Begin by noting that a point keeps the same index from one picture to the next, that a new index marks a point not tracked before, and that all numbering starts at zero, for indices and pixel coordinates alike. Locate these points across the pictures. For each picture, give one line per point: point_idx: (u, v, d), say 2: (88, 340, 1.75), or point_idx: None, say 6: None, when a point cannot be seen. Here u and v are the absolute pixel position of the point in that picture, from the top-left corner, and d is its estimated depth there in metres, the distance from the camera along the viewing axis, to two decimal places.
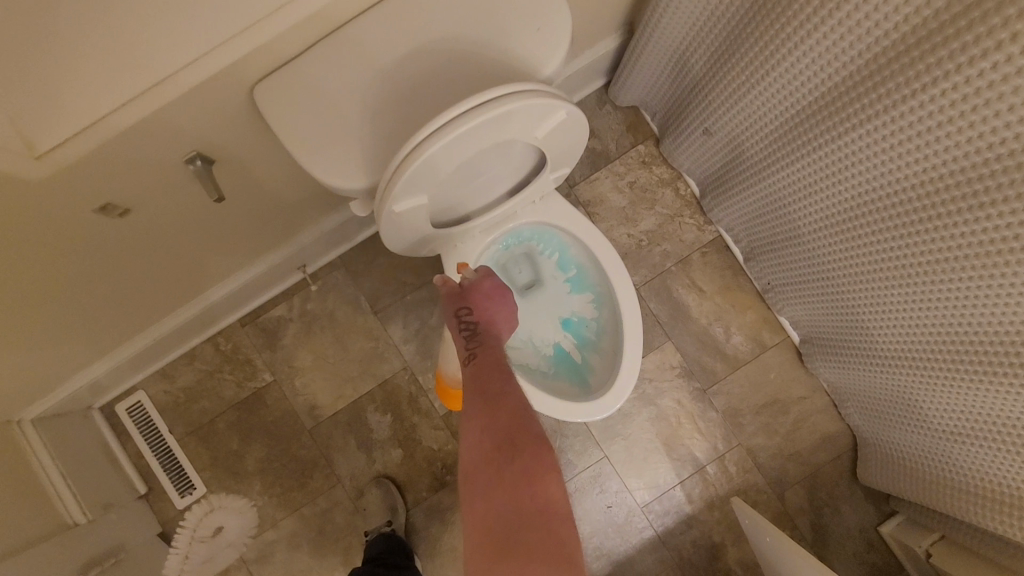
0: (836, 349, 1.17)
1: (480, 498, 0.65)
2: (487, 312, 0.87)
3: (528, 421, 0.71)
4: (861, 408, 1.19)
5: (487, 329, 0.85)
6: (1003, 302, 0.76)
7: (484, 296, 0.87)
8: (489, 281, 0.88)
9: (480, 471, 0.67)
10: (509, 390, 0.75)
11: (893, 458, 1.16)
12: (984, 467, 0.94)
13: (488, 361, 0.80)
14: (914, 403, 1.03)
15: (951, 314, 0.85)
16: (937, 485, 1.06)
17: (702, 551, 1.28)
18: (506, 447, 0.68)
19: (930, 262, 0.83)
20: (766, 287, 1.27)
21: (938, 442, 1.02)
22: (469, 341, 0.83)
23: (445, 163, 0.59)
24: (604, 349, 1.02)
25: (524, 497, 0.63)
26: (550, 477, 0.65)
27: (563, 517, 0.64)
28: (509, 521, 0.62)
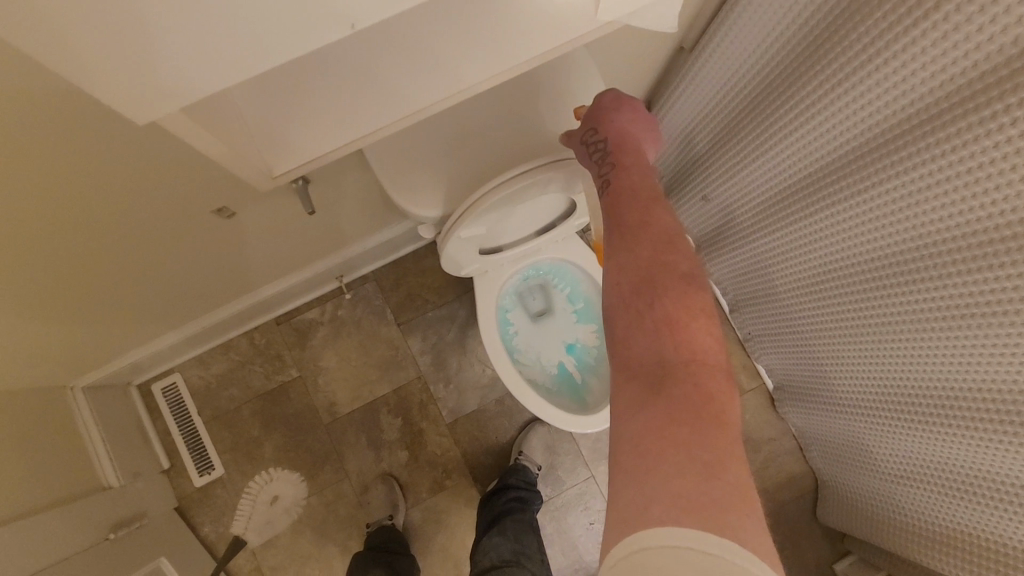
0: (805, 397, 1.32)
1: (621, 339, 0.62)
2: (613, 124, 0.75)
3: (678, 261, 0.66)
4: (824, 452, 1.34)
5: (621, 145, 0.73)
6: (933, 363, 0.92)
7: (609, 111, 0.74)
8: (608, 90, 0.76)
9: (625, 327, 0.62)
10: (650, 222, 0.68)
11: (849, 498, 1.30)
12: (922, 509, 1.08)
13: (625, 185, 0.71)
14: (867, 448, 1.17)
15: (896, 371, 1.01)
16: (884, 524, 1.19)
17: None
18: (645, 289, 0.63)
19: (879, 324, 0.99)
20: (748, 336, 1.44)
21: (886, 484, 1.16)
22: (602, 161, 0.73)
23: (503, 205, 0.79)
24: (601, 372, 1.19)
25: (667, 346, 0.58)
26: (700, 323, 0.61)
27: (713, 370, 0.58)
28: (652, 364, 0.58)
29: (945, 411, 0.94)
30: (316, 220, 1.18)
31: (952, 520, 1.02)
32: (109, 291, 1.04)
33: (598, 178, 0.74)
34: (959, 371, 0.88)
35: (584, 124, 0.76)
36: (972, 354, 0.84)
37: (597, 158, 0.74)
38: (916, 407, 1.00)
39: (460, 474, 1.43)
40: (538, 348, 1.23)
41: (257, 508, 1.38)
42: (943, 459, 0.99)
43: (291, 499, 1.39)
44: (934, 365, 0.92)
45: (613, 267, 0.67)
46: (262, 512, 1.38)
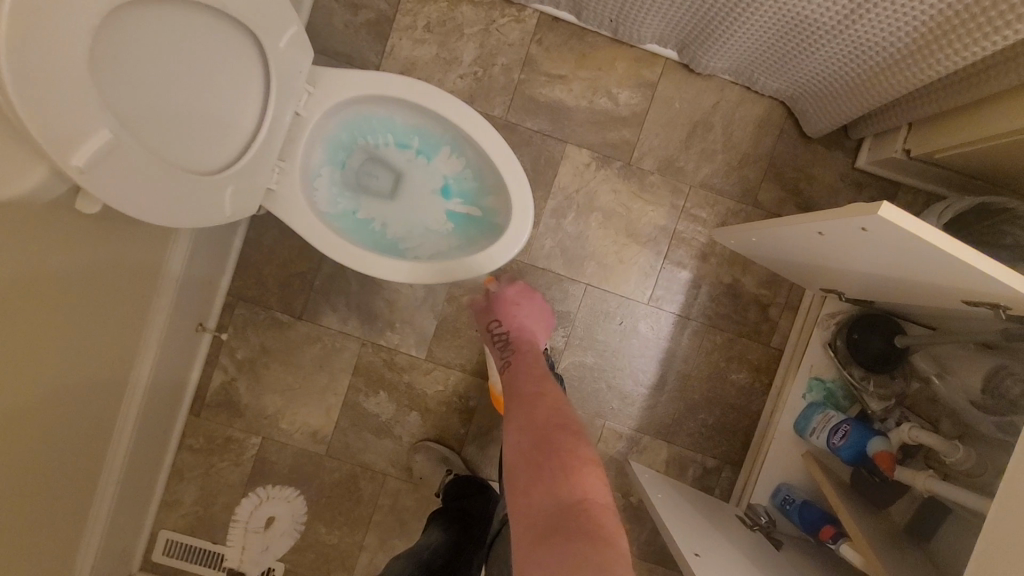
0: (710, 28, 1.05)
1: (519, 492, 0.64)
2: (515, 318, 1.05)
3: (575, 442, 0.69)
4: (767, 66, 1.09)
5: (520, 335, 1.02)
6: None
7: (513, 304, 1.06)
8: (513, 287, 1.08)
9: (522, 480, 0.65)
10: (542, 399, 0.80)
11: (823, 88, 1.07)
12: (897, 18, 0.85)
13: (521, 364, 0.95)
14: (800, 15, 0.92)
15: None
16: (869, 78, 0.98)
17: (722, 298, 1.23)
18: (541, 447, 0.69)
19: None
20: (613, 26, 1.13)
21: (843, 33, 0.93)
22: (503, 350, 1.01)
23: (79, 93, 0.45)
24: (489, 187, 0.94)
25: (561, 488, 0.61)
26: (590, 471, 0.64)
27: (603, 509, 0.60)
28: (548, 507, 0.60)
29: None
30: (108, 302, 0.88)
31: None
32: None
33: (500, 358, 1.01)
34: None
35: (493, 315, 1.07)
36: None
37: (501, 346, 1.02)
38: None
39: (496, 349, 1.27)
40: (418, 216, 0.98)
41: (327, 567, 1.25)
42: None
43: (287, 524, 1.24)
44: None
45: (516, 431, 0.74)
46: (257, 538, 1.23)
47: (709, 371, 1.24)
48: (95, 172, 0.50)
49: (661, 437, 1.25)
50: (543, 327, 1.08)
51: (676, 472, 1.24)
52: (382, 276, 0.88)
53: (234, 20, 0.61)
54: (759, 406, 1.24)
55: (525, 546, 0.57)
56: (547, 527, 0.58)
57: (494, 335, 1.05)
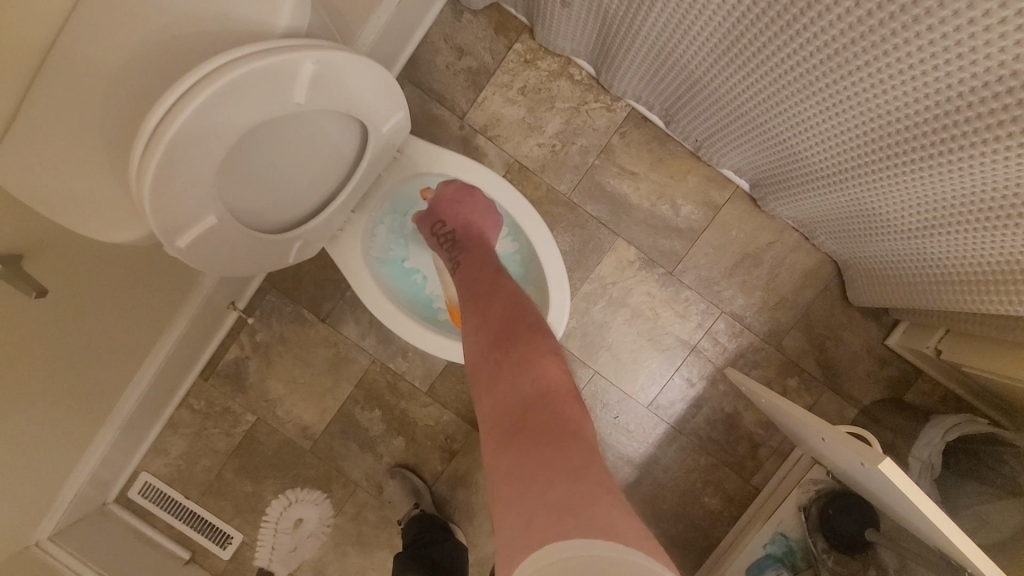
0: (785, 183, 1.07)
1: (487, 390, 0.66)
2: (460, 216, 0.88)
3: (533, 331, 0.71)
4: (828, 231, 1.11)
5: (466, 235, 0.88)
6: (937, 71, 0.66)
7: (454, 203, 0.88)
8: (452, 186, 0.89)
9: (487, 380, 0.67)
10: (496, 289, 0.78)
11: (876, 271, 1.09)
12: (959, 250, 0.87)
13: (476, 259, 0.85)
14: (872, 209, 0.95)
15: (884, 102, 0.75)
16: (920, 282, 1.00)
17: (718, 424, 1.26)
18: (500, 343, 0.70)
19: (845, 49, 0.71)
20: (697, 145, 1.15)
21: (908, 240, 0.94)
22: (454, 252, 0.88)
23: (199, 188, 0.52)
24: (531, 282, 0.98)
25: (522, 383, 0.63)
26: (542, 358, 0.66)
27: (568, 396, 0.62)
28: (514, 404, 0.61)
29: (965, 124, 0.69)
30: None
31: (995, 250, 0.82)
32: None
33: (453, 265, 0.88)
34: (978, 55, 0.61)
35: (433, 218, 0.90)
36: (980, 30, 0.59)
37: (450, 249, 0.89)
38: (922, 137, 0.75)
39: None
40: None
41: (279, 552, 1.31)
42: (970, 187, 0.77)
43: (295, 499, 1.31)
44: (940, 65, 0.65)
45: (472, 331, 0.75)
46: (288, 538, 1.31)
47: (685, 487, 1.28)
48: (194, 244, 0.57)
49: None
50: (495, 226, 0.92)
51: None
52: (419, 344, 0.94)
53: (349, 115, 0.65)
54: (721, 533, 1.27)
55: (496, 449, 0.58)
56: (511, 423, 0.59)
57: (440, 238, 0.90)
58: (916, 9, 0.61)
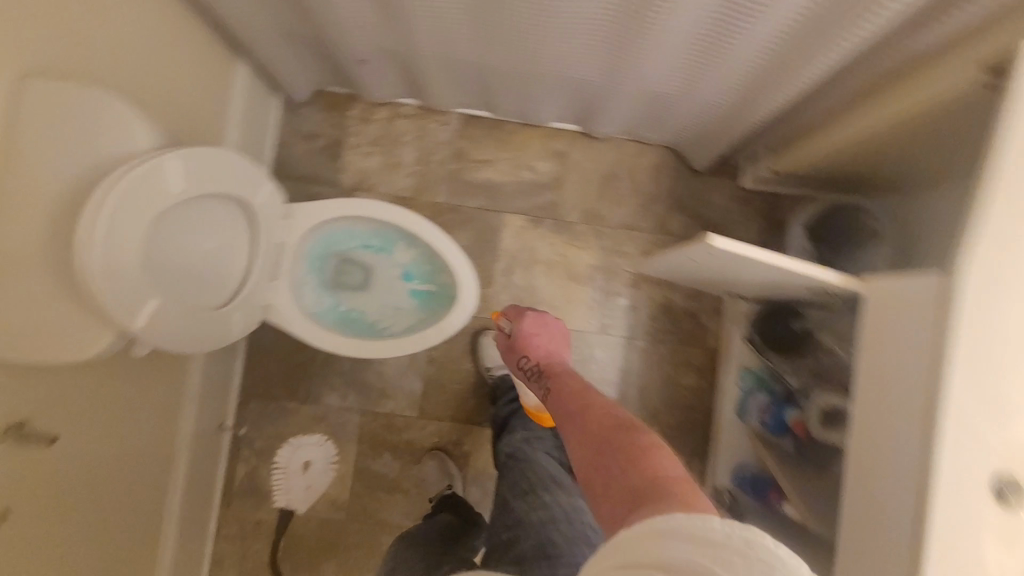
0: (593, 106, 1.30)
1: (598, 497, 0.70)
2: (543, 346, 1.12)
3: (631, 434, 0.74)
4: (648, 123, 1.35)
5: (548, 363, 1.09)
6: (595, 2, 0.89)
7: (533, 336, 1.12)
8: (529, 321, 1.14)
9: (598, 485, 0.71)
10: (587, 401, 0.89)
11: (696, 133, 1.32)
12: (720, 92, 1.10)
13: (559, 381, 1.01)
14: (654, 93, 1.18)
15: (589, 19, 0.95)
16: (723, 124, 1.23)
17: (658, 315, 1.45)
18: (603, 449, 0.76)
19: (532, 3, 0.92)
20: (521, 113, 1.39)
21: (690, 101, 1.17)
22: (540, 381, 1.06)
23: (132, 275, 0.77)
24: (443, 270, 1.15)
25: (633, 478, 0.67)
26: (654, 450, 0.71)
27: (677, 478, 0.65)
28: (627, 497, 0.65)
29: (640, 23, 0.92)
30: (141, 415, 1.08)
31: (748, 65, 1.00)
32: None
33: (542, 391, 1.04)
34: None
35: (518, 354, 1.14)
36: None
37: (537, 377, 1.08)
38: (630, 30, 0.95)
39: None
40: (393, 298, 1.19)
41: None
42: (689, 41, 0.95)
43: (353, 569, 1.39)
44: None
45: (575, 445, 0.82)
46: None
47: (661, 379, 1.44)
48: (152, 320, 0.80)
49: None
50: (565, 346, 1.16)
51: None
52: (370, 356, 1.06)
53: (227, 197, 0.89)
54: (710, 400, 1.43)
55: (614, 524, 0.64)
56: (623, 513, 0.63)
57: (526, 369, 1.11)
58: None
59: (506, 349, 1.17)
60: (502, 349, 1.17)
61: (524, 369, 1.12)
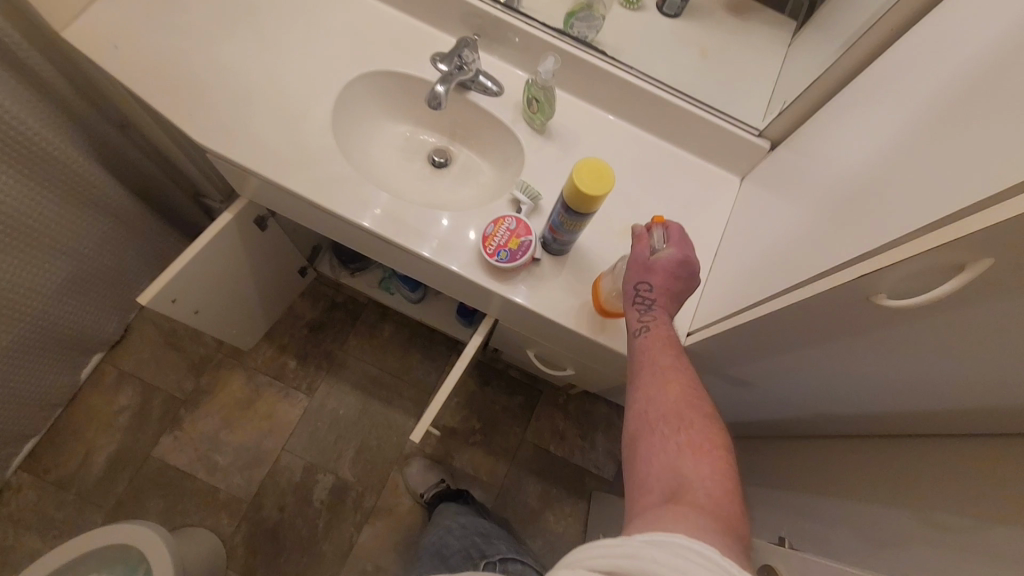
0: (66, 335, 1.28)
1: (641, 465, 0.61)
2: (664, 272, 0.77)
3: (702, 418, 0.63)
4: (121, 289, 1.37)
5: (665, 298, 0.76)
6: None
7: (679, 256, 0.78)
8: (679, 243, 0.79)
9: (647, 450, 0.61)
10: (673, 351, 0.72)
11: (151, 252, 1.40)
12: (76, 224, 1.16)
13: (657, 336, 0.73)
14: (62, 279, 1.20)
15: None
16: (137, 228, 1.31)
17: (321, 336, 1.55)
18: (706, 411, 0.64)
19: None
20: (47, 406, 1.32)
21: (88, 250, 1.22)
22: (644, 314, 0.75)
23: None
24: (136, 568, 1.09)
25: (683, 476, 0.56)
26: (706, 464, 0.57)
27: (730, 495, 0.54)
28: (681, 479, 0.56)
29: None
30: None
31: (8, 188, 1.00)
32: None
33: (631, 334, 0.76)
34: None
35: (647, 267, 0.78)
36: None
37: (641, 306, 0.76)
38: None
39: (286, 507, 1.40)
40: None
41: None
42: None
43: None
44: None
45: (631, 402, 0.68)
46: None
47: (378, 352, 1.56)
48: None
49: (425, 396, 1.54)
50: (695, 264, 0.79)
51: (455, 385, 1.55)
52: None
53: None
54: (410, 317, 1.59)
55: (647, 500, 0.56)
56: (673, 488, 0.55)
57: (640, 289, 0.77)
58: None
59: (641, 257, 0.79)
60: (638, 256, 0.79)
61: (638, 290, 0.77)
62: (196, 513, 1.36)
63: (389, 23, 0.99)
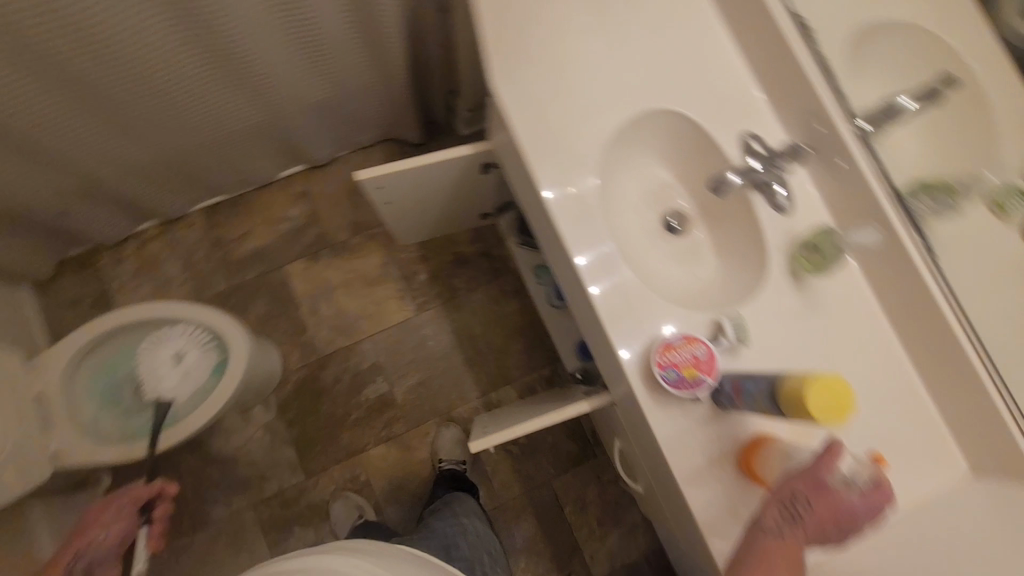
0: (292, 142, 1.43)
1: None
2: (836, 508, 0.65)
3: None
4: (349, 132, 1.49)
5: (816, 532, 0.65)
6: (172, 49, 1.02)
7: (858, 507, 0.66)
8: (869, 497, 0.67)
9: None
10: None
11: (389, 118, 1.49)
12: (354, 70, 1.25)
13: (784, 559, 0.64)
14: (317, 104, 1.32)
15: (169, 56, 1.03)
16: (393, 97, 1.39)
17: (458, 271, 1.58)
18: None
19: (109, 66, 0.99)
20: (247, 181, 1.51)
21: (348, 93, 1.32)
22: (788, 527, 0.65)
23: None
24: (201, 338, 1.16)
25: None
26: None
27: None
28: None
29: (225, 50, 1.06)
30: None
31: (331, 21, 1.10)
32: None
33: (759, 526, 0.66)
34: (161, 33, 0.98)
35: (825, 486, 0.66)
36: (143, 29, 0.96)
37: (790, 517, 0.66)
38: (204, 47, 1.04)
39: (340, 382, 1.50)
40: (169, 377, 1.11)
41: None
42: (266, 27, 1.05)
43: None
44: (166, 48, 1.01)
45: None
46: None
47: (491, 319, 1.56)
48: None
49: (499, 384, 1.53)
50: (863, 524, 0.67)
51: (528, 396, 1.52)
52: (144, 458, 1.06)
53: None
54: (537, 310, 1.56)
55: None
56: None
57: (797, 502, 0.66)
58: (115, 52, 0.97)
59: (825, 472, 0.67)
60: (820, 467, 0.67)
61: (797, 500, 0.66)
62: (280, 334, 1.51)
63: (728, 79, 0.91)
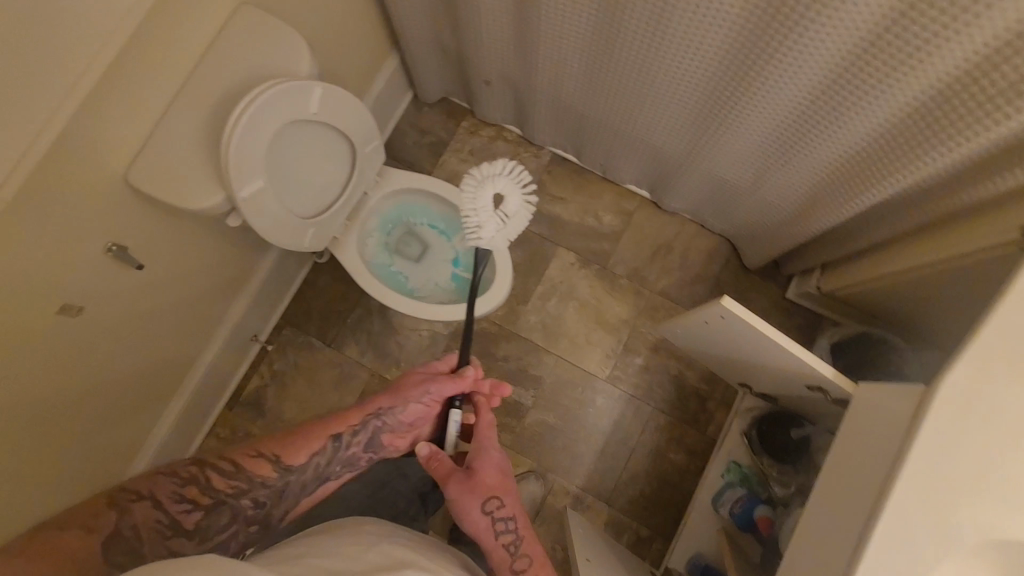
0: (668, 180, 1.42)
1: None
2: None
3: None
4: (712, 212, 1.45)
5: None
6: (692, 67, 1.03)
7: None
8: None
9: None
10: None
11: (753, 234, 1.40)
12: (786, 189, 1.18)
13: None
14: (724, 179, 1.28)
15: (683, 68, 1.05)
16: (781, 228, 1.30)
17: (667, 387, 1.49)
18: None
19: (642, 40, 1.04)
20: (604, 169, 1.54)
21: (755, 195, 1.26)
22: None
23: (256, 160, 0.85)
24: (522, 181, 1.13)
25: None
26: None
27: None
28: None
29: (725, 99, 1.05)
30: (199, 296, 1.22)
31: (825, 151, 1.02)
32: (50, 466, 1.03)
33: None
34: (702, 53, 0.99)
35: None
36: (695, 41, 0.98)
37: None
38: (714, 85, 1.04)
39: (505, 363, 1.53)
40: (493, 226, 1.12)
41: None
42: (779, 119, 1.03)
43: None
44: (691, 63, 1.02)
45: None
46: None
47: (651, 447, 1.46)
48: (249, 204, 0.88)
49: (603, 498, 1.44)
50: None
51: (613, 532, 1.41)
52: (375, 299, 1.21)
53: (347, 139, 1.04)
54: (692, 484, 1.42)
55: None
56: None
57: None
58: (658, 36, 1.00)
59: None
60: None
61: None
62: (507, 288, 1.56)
63: None
